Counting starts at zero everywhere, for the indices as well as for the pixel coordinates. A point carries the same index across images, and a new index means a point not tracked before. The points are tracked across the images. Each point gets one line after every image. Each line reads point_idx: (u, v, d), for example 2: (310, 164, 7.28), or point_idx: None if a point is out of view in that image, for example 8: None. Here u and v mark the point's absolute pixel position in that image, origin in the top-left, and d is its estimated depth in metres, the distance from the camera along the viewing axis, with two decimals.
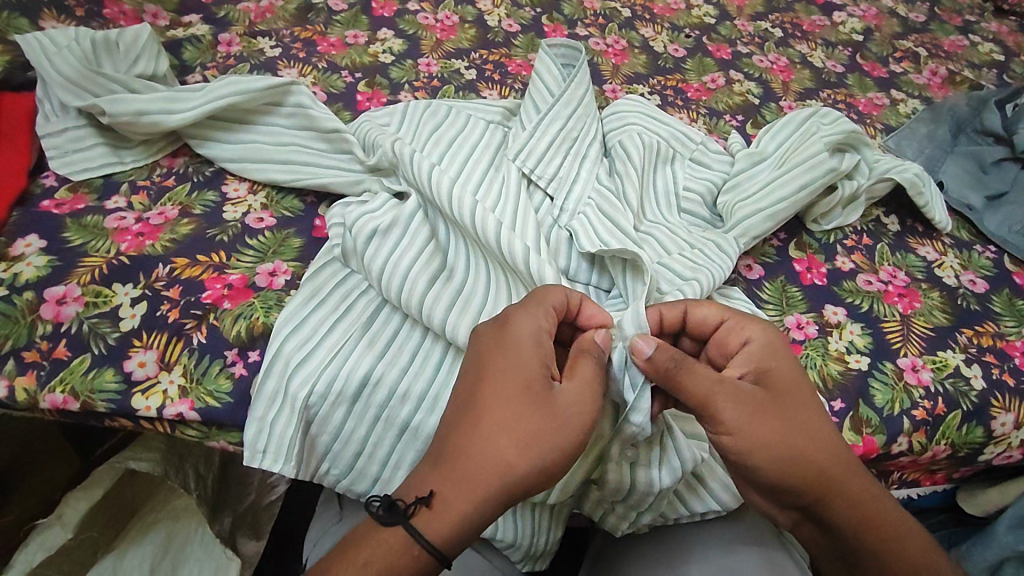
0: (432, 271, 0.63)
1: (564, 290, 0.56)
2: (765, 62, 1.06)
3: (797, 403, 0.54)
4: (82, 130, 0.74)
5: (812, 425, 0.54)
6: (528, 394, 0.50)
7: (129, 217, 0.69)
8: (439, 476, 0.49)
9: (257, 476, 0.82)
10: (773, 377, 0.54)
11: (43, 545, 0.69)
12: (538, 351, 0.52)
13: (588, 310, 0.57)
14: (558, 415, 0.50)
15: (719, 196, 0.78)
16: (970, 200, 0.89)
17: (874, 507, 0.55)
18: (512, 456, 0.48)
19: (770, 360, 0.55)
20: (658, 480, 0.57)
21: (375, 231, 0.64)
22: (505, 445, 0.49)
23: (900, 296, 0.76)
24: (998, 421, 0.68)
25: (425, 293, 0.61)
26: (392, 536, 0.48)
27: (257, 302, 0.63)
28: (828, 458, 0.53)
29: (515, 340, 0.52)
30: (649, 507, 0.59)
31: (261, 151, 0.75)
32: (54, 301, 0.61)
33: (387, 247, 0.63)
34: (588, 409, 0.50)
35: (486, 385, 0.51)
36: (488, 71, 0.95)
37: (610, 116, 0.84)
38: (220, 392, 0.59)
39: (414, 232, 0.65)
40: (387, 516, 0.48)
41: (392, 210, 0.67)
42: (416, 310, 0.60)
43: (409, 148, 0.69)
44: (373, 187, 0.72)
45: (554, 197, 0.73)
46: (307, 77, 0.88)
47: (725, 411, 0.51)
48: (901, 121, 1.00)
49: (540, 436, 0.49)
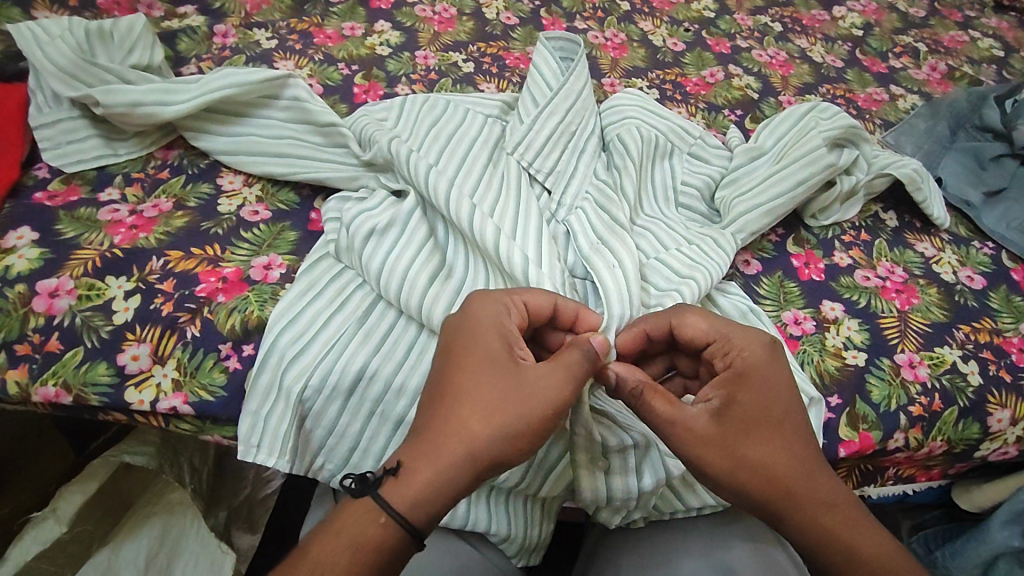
0: (430, 268, 0.62)
1: (553, 296, 0.56)
2: (764, 56, 1.06)
3: (774, 425, 0.52)
4: (75, 120, 0.73)
5: (776, 459, 0.51)
6: (497, 374, 0.50)
7: (122, 209, 0.69)
8: (409, 450, 0.49)
9: (253, 470, 0.82)
10: (740, 408, 0.52)
11: (37, 539, 0.69)
12: (505, 334, 0.52)
13: (584, 318, 0.57)
14: (523, 386, 0.50)
15: (717, 191, 0.78)
16: (968, 196, 0.88)
17: (855, 536, 0.52)
18: (475, 426, 0.49)
19: (738, 391, 0.53)
20: (636, 485, 0.57)
21: (373, 230, 0.63)
22: (470, 416, 0.49)
23: (898, 292, 0.76)
24: (994, 417, 0.68)
25: (423, 289, 0.60)
26: (362, 509, 0.47)
27: (251, 295, 0.63)
28: (799, 482, 0.52)
29: (475, 322, 0.53)
30: (636, 507, 0.60)
31: (257, 143, 0.74)
32: (46, 294, 0.61)
33: (384, 245, 0.63)
34: (556, 382, 0.50)
35: (453, 364, 0.51)
36: (486, 64, 0.94)
37: (607, 110, 0.83)
38: (215, 385, 0.59)
39: (412, 230, 0.64)
40: (359, 489, 0.48)
41: (390, 209, 0.66)
42: (413, 308, 0.60)
43: (406, 148, 0.68)
44: (370, 184, 0.72)
45: (552, 191, 0.73)
46: (303, 70, 0.88)
47: (688, 430, 0.51)
48: (900, 117, 1.00)
49: (506, 407, 0.49)
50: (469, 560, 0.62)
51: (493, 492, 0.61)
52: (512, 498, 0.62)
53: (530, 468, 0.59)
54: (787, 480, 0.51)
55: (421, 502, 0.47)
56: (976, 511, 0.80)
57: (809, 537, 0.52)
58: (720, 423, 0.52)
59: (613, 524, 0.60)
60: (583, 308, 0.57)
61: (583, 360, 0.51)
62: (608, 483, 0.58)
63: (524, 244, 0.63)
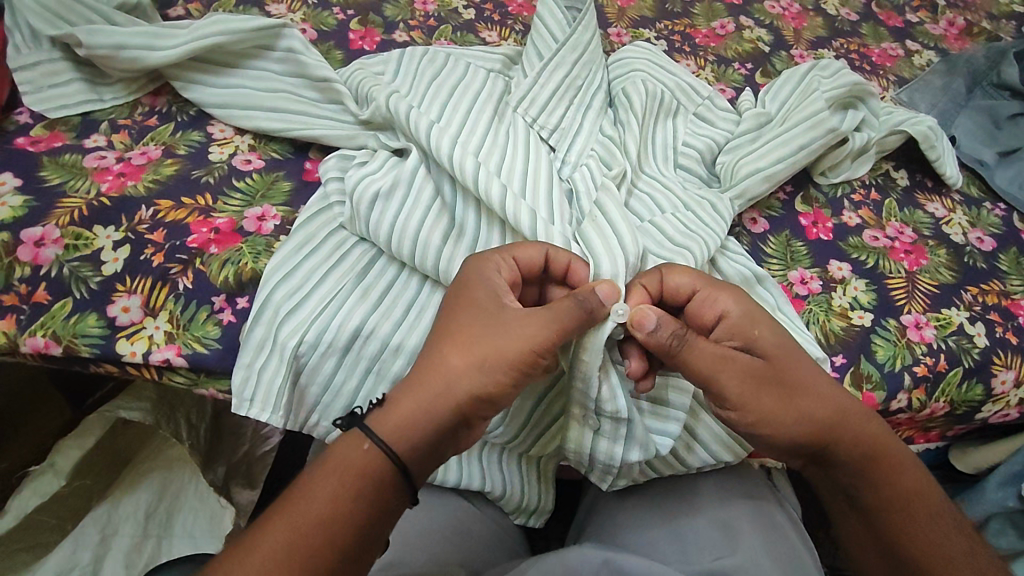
0: (441, 228, 0.60)
1: (544, 245, 0.55)
2: (777, 7, 1.01)
3: (797, 360, 0.53)
4: (58, 63, 0.70)
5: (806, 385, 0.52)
6: (485, 310, 0.50)
7: (109, 156, 0.66)
8: (404, 388, 0.49)
9: (250, 427, 0.80)
10: (764, 343, 0.52)
11: (37, 492, 0.68)
12: (491, 283, 0.51)
13: (575, 270, 0.55)
14: (506, 328, 0.49)
15: (719, 155, 0.75)
16: (981, 156, 0.86)
17: (906, 480, 0.53)
18: (456, 361, 0.48)
19: (760, 327, 0.53)
20: (621, 454, 0.57)
21: (377, 195, 0.60)
22: (453, 344, 0.49)
23: (907, 252, 0.74)
24: (998, 379, 0.68)
25: (438, 247, 0.59)
26: (292, 510, 0.44)
27: (245, 247, 0.61)
28: (852, 440, 0.53)
29: (473, 275, 0.52)
30: (622, 473, 0.59)
31: (248, 96, 0.71)
32: (31, 243, 0.58)
33: (389, 213, 0.60)
34: (543, 328, 0.49)
35: (453, 312, 0.51)
36: (488, 11, 0.90)
37: (614, 63, 0.80)
38: (209, 338, 0.57)
39: (418, 190, 0.61)
40: (348, 424, 0.48)
41: (391, 173, 0.62)
42: (430, 260, 0.59)
43: (406, 104, 0.65)
44: (368, 143, 0.68)
45: (556, 148, 0.70)
46: (296, 14, 0.84)
47: (728, 406, 0.51)
48: (915, 73, 0.97)
49: (490, 345, 0.48)
50: (464, 515, 0.62)
51: (483, 453, 0.61)
52: (506, 461, 0.62)
53: (524, 427, 0.59)
54: (824, 404, 0.52)
55: (405, 433, 0.47)
56: (972, 472, 0.80)
57: (850, 454, 0.53)
58: (751, 390, 0.51)
59: (608, 487, 0.60)
60: (576, 259, 0.55)
61: (578, 312, 0.49)
62: (595, 444, 0.57)
63: (530, 205, 0.61)
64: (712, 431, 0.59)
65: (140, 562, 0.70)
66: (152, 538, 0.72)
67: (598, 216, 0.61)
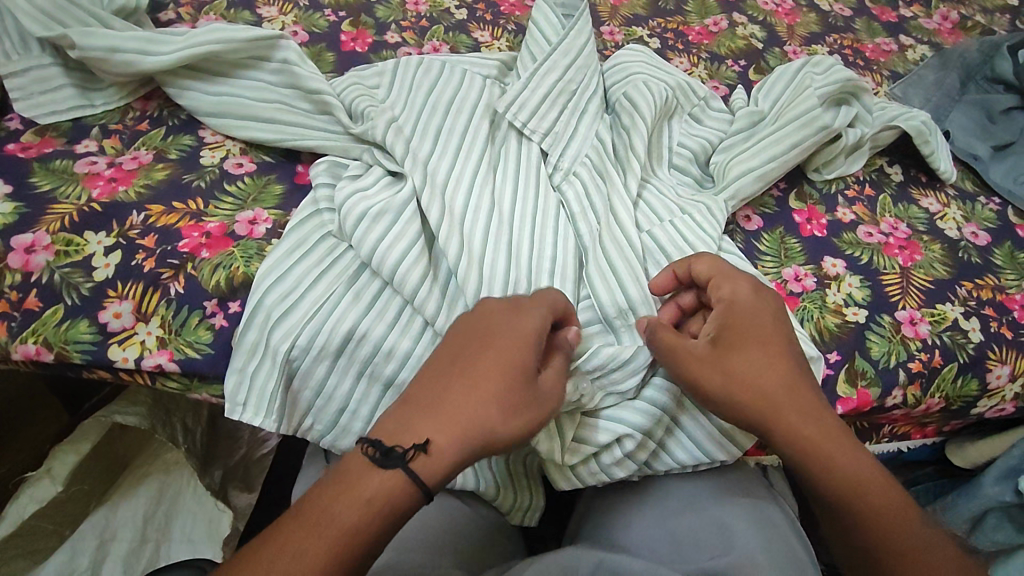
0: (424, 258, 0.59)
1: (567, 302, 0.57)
2: (770, 4, 1.01)
3: (760, 346, 0.55)
4: (48, 68, 0.69)
5: (766, 369, 0.54)
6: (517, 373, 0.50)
7: (100, 161, 0.66)
8: (439, 424, 0.47)
9: (247, 429, 0.81)
10: (738, 330, 0.55)
11: (34, 498, 0.68)
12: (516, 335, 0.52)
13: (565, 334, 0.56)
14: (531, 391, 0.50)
15: (713, 155, 0.75)
16: (976, 150, 0.86)
17: (871, 494, 0.52)
18: (497, 416, 0.48)
19: (741, 317, 0.56)
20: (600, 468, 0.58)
21: (365, 214, 0.60)
22: (470, 395, 0.49)
23: (901, 248, 0.74)
24: (993, 373, 0.68)
25: (417, 281, 0.58)
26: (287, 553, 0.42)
27: (237, 251, 0.61)
28: (785, 433, 0.53)
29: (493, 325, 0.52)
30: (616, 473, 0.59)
31: (239, 102, 0.70)
32: (22, 249, 0.58)
33: (376, 231, 0.59)
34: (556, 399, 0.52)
35: (475, 353, 0.51)
36: (480, 11, 0.89)
37: (611, 68, 0.79)
38: (201, 343, 0.57)
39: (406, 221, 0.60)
40: (384, 460, 0.45)
41: (387, 193, 0.62)
42: (406, 292, 0.58)
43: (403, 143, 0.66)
44: (362, 157, 0.67)
45: (548, 153, 0.70)
46: (288, 16, 0.83)
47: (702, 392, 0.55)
48: (908, 68, 0.97)
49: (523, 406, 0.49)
50: (458, 516, 0.62)
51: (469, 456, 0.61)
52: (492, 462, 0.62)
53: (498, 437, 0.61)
54: (777, 396, 0.53)
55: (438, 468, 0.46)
56: (968, 466, 0.80)
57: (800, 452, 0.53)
58: (710, 372, 0.54)
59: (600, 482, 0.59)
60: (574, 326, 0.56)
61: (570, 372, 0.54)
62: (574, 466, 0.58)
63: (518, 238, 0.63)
64: (696, 420, 0.59)
65: (140, 565, 0.71)
66: (150, 543, 0.72)
67: (598, 247, 0.63)
